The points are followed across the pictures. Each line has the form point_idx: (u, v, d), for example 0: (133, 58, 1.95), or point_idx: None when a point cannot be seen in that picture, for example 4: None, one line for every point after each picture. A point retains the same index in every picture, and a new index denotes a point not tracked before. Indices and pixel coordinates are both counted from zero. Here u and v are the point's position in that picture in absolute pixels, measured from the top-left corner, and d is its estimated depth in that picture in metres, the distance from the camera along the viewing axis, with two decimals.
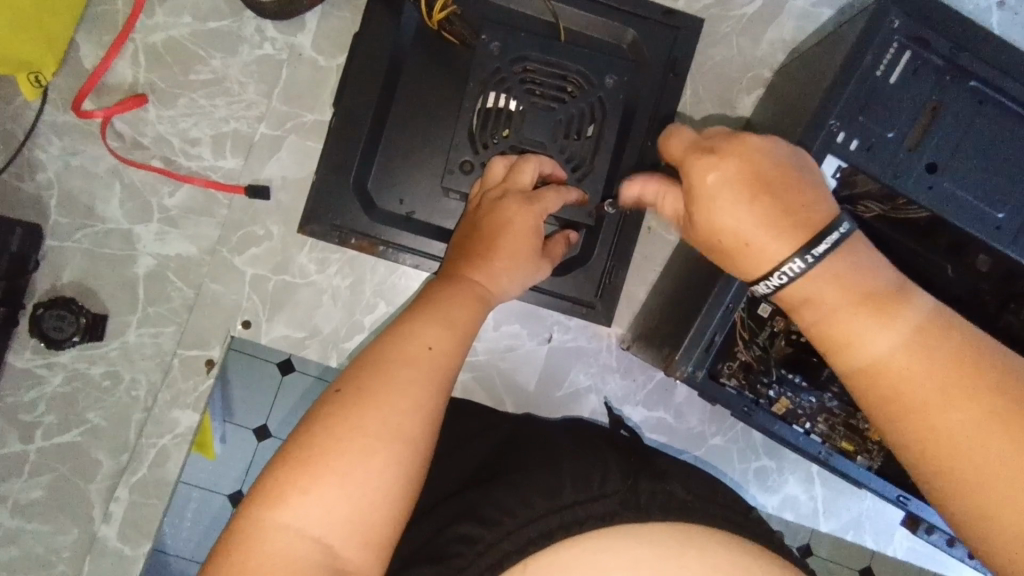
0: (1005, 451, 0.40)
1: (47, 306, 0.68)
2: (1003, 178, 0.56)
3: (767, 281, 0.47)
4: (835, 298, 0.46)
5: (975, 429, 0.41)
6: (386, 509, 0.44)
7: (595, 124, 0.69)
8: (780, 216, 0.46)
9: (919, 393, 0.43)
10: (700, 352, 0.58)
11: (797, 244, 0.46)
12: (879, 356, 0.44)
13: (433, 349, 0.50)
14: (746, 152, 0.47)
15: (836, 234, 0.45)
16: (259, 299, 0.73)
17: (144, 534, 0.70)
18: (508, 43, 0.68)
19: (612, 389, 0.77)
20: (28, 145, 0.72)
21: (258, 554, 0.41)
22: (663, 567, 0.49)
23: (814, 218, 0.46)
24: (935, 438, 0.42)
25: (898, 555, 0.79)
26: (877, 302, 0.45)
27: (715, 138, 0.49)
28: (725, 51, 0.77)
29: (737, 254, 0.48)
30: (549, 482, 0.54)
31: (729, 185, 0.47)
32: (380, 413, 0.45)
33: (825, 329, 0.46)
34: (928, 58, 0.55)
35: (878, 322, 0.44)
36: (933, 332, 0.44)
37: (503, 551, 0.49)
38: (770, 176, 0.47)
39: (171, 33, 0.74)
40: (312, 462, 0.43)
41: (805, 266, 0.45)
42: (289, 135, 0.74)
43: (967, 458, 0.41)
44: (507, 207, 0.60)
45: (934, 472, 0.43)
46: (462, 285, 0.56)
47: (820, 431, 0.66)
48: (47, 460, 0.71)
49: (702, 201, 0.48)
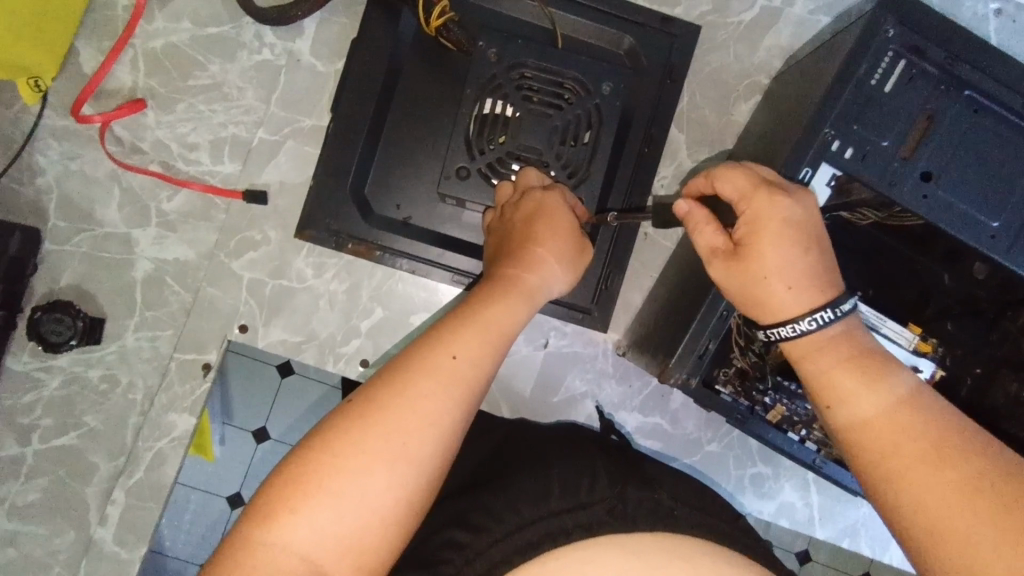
0: (996, 511, 0.39)
1: (46, 309, 0.68)
2: (998, 187, 0.56)
3: (791, 325, 0.48)
4: (835, 354, 0.48)
5: (961, 488, 0.40)
6: (378, 533, 0.43)
7: (592, 130, 0.70)
8: (819, 270, 0.49)
9: (908, 448, 0.43)
10: (693, 360, 0.59)
11: (825, 298, 0.48)
12: (873, 413, 0.45)
13: (457, 360, 0.48)
14: (804, 203, 0.49)
15: (854, 298, 0.49)
16: (256, 304, 0.73)
17: (140, 537, 0.71)
18: (505, 49, 0.68)
19: (609, 395, 0.77)
20: (29, 149, 0.72)
21: (241, 571, 0.41)
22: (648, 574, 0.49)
23: (835, 282, 0.49)
24: (924, 497, 0.41)
25: (894, 563, 0.79)
26: (872, 364, 0.47)
27: (784, 182, 0.51)
28: (723, 57, 0.77)
29: (769, 293, 0.49)
30: (537, 489, 0.54)
31: (790, 229, 0.49)
32: (385, 433, 0.45)
33: (822, 381, 0.48)
34: (923, 67, 0.55)
35: (871, 380, 0.46)
36: (921, 398, 0.45)
37: (491, 559, 0.49)
38: (814, 231, 0.49)
39: (171, 38, 0.75)
40: (307, 480, 0.43)
41: (832, 319, 0.47)
42: (287, 140, 0.75)
43: (951, 514, 0.40)
44: (541, 211, 0.61)
45: (920, 531, 0.41)
46: (506, 285, 0.55)
47: (817, 438, 0.65)
48: (44, 462, 0.71)
49: (762, 236, 0.49)
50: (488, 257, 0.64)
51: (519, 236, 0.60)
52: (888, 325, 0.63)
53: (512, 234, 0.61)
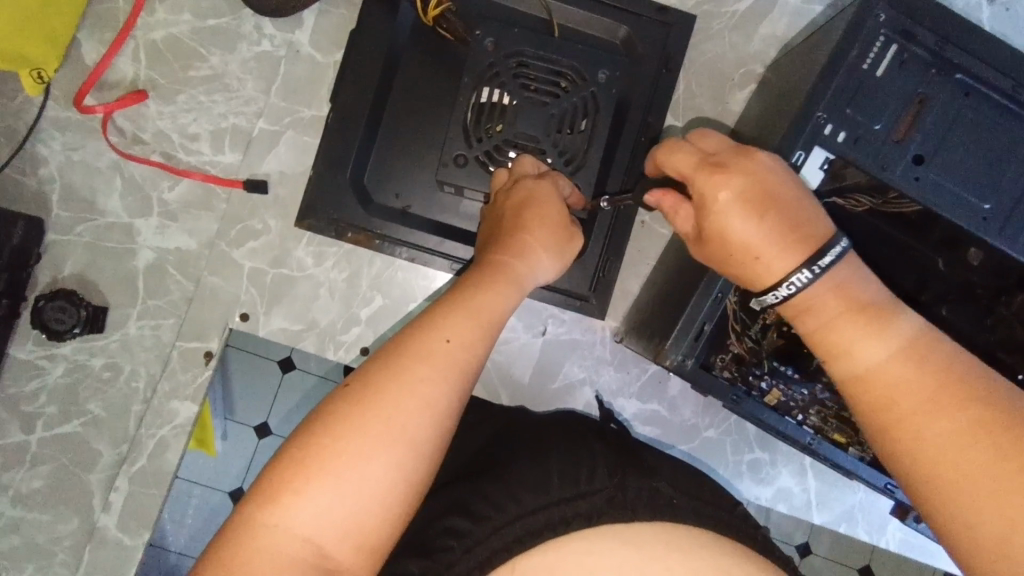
0: (992, 459, 0.39)
1: (49, 298, 0.69)
2: (989, 170, 0.56)
3: (773, 292, 0.48)
4: (834, 307, 0.47)
5: (957, 437, 0.40)
6: (380, 514, 0.44)
7: (588, 118, 0.70)
8: (786, 233, 0.47)
9: (904, 400, 0.43)
10: (689, 341, 0.59)
11: (801, 257, 0.47)
12: (870, 364, 0.45)
13: (451, 343, 0.48)
14: (751, 174, 0.49)
15: (837, 247, 0.47)
16: (257, 292, 0.74)
17: (142, 523, 0.71)
18: (502, 38, 0.69)
19: (607, 382, 0.78)
20: (32, 140, 0.73)
21: (247, 551, 0.41)
22: (646, 568, 0.50)
23: (815, 235, 0.48)
24: (921, 446, 0.41)
25: (890, 548, 0.79)
26: (871, 314, 0.46)
27: (724, 153, 0.51)
28: (718, 46, 0.78)
29: (742, 269, 0.49)
30: (537, 477, 0.55)
31: (738, 203, 0.48)
32: (384, 413, 0.44)
33: (821, 335, 0.47)
34: (914, 51, 0.56)
35: (871, 332, 0.45)
36: (922, 344, 0.44)
37: (491, 549, 0.50)
38: (774, 196, 0.48)
39: (172, 30, 0.76)
40: (309, 459, 0.43)
41: (811, 279, 0.47)
42: (287, 131, 0.75)
43: (943, 463, 0.40)
44: (530, 195, 0.61)
45: (915, 479, 0.42)
46: (498, 271, 0.56)
47: (812, 423, 0.67)
48: (48, 450, 0.72)
49: (713, 217, 0.49)
50: (480, 242, 0.64)
51: (509, 221, 0.61)
52: None
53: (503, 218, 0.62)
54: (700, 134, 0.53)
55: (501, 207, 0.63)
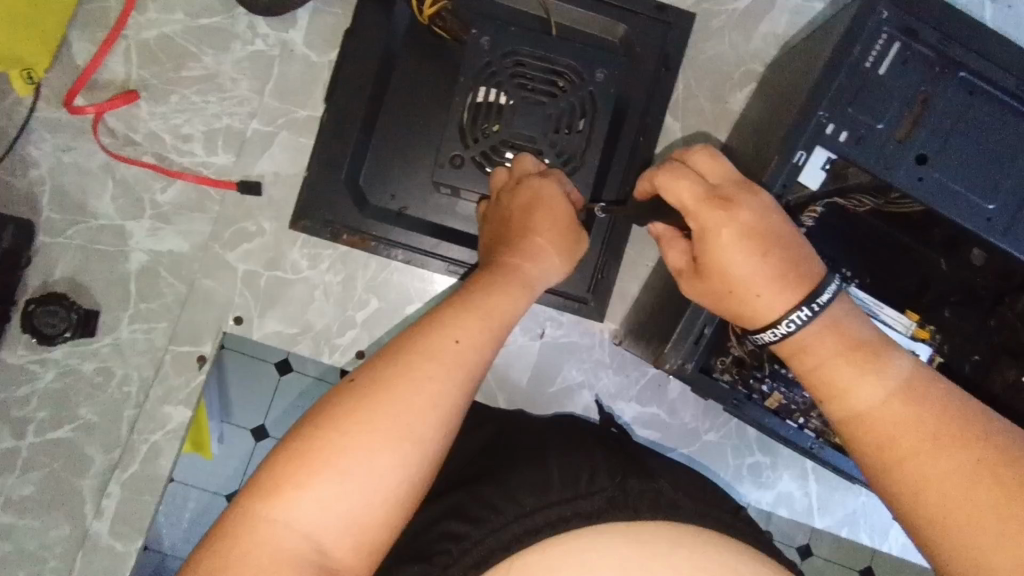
0: (993, 500, 0.41)
1: (39, 302, 0.68)
2: (993, 169, 0.55)
3: (773, 329, 0.48)
4: (829, 347, 0.48)
5: (962, 477, 0.42)
6: (384, 511, 0.42)
7: (586, 118, 0.69)
8: (785, 273, 0.48)
9: (908, 440, 0.44)
10: (690, 344, 0.58)
11: (800, 295, 0.48)
12: (870, 405, 0.46)
13: (460, 344, 0.47)
14: (753, 210, 0.49)
15: (831, 287, 0.48)
16: (251, 295, 0.73)
17: (135, 530, 0.70)
18: (498, 37, 0.68)
19: (605, 385, 0.77)
20: (22, 140, 0.72)
21: (246, 544, 0.40)
22: (651, 566, 0.48)
23: (809, 276, 0.49)
24: (927, 487, 0.43)
25: (893, 552, 0.78)
26: (865, 353, 0.47)
27: (727, 187, 0.50)
28: (718, 46, 0.77)
29: (740, 306, 0.49)
30: (536, 480, 0.54)
31: (739, 240, 0.48)
32: (392, 410, 0.43)
33: (817, 375, 0.48)
34: (917, 49, 0.55)
35: (867, 370, 0.46)
36: (919, 384, 0.46)
37: (488, 549, 0.48)
38: (770, 233, 0.49)
39: (164, 29, 0.75)
40: (314, 453, 0.42)
41: (810, 317, 0.48)
42: (281, 131, 0.74)
43: (952, 504, 0.42)
44: (536, 196, 0.60)
45: (923, 520, 0.43)
46: (505, 273, 0.55)
47: (816, 425, 0.65)
48: (39, 456, 0.71)
49: (712, 252, 0.50)
50: (484, 244, 0.64)
51: (515, 226, 0.60)
52: (885, 314, 0.62)
53: (509, 221, 0.61)
54: (699, 158, 0.52)
55: (506, 208, 0.61)
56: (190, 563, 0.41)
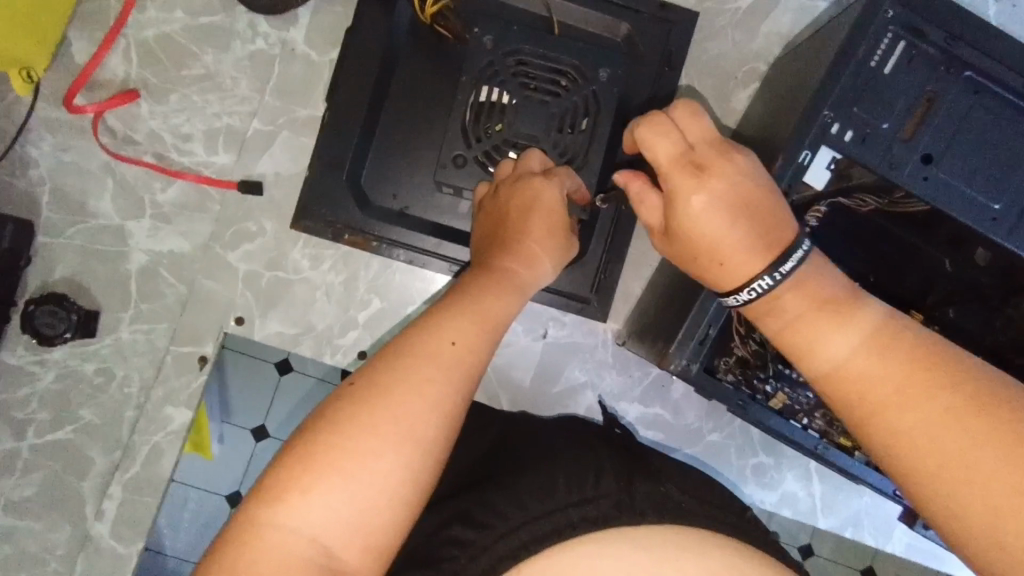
0: (971, 450, 0.38)
1: (40, 302, 0.68)
2: (998, 169, 0.55)
3: (735, 297, 0.46)
4: (797, 304, 0.44)
5: (933, 427, 0.39)
6: (389, 513, 0.42)
7: (589, 117, 0.69)
8: (755, 238, 0.45)
9: (879, 393, 0.41)
10: (694, 346, 0.58)
11: (768, 261, 0.45)
12: (839, 360, 0.43)
13: (456, 346, 0.47)
14: (728, 176, 0.45)
15: (800, 251, 0.44)
16: (253, 296, 0.72)
17: (137, 532, 0.70)
18: (501, 36, 0.68)
19: (609, 385, 0.77)
20: (21, 141, 0.72)
21: (254, 552, 0.39)
22: (657, 568, 0.49)
23: (779, 240, 0.45)
24: (902, 441, 0.40)
25: (896, 552, 0.78)
26: (834, 306, 0.44)
27: (703, 149, 0.46)
28: (721, 44, 0.77)
29: (706, 273, 0.47)
30: (542, 483, 0.53)
31: (713, 208, 0.45)
32: (390, 412, 0.43)
33: (786, 335, 0.45)
34: (922, 48, 0.55)
35: (835, 323, 0.43)
36: (889, 332, 0.42)
37: (497, 554, 0.48)
38: (747, 199, 0.45)
39: (164, 28, 0.74)
40: (316, 460, 0.41)
41: (773, 283, 0.44)
42: (282, 131, 0.74)
43: (928, 457, 0.39)
44: (527, 192, 0.59)
45: (901, 475, 0.41)
46: (499, 277, 0.54)
47: (818, 426, 0.66)
48: (40, 457, 0.70)
49: (683, 219, 0.46)
50: (475, 236, 0.63)
51: (508, 226, 0.59)
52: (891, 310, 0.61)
53: (502, 220, 0.60)
54: (686, 108, 0.47)
55: (500, 205, 0.61)
56: (198, 572, 0.40)
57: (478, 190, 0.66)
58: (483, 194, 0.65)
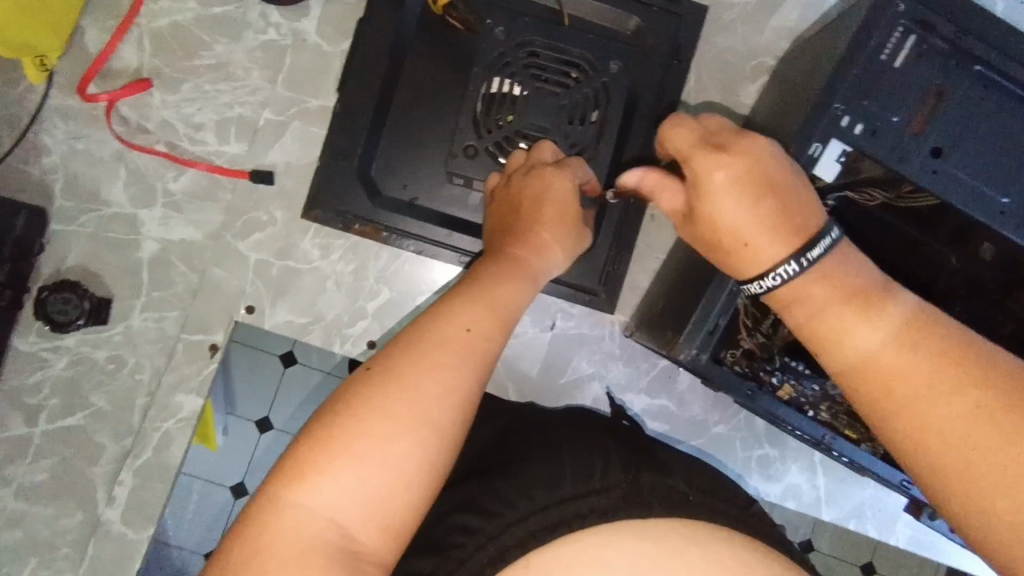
0: (1000, 447, 0.39)
1: (52, 289, 0.68)
2: (1006, 162, 0.55)
3: (760, 282, 0.48)
4: (823, 295, 0.46)
5: (963, 425, 0.40)
6: (406, 496, 0.42)
7: (599, 109, 0.70)
8: (778, 218, 0.47)
9: (908, 388, 0.42)
10: (703, 336, 0.59)
11: (791, 248, 0.47)
12: (868, 352, 0.44)
13: (470, 332, 0.47)
14: (747, 157, 0.48)
15: (828, 238, 0.47)
16: (263, 284, 0.73)
17: (147, 517, 0.71)
18: (513, 27, 0.69)
19: (616, 377, 0.77)
20: (35, 129, 0.72)
21: (272, 531, 0.40)
22: (664, 565, 0.49)
23: (803, 223, 0.48)
24: (930, 435, 0.41)
25: (899, 545, 0.79)
26: (862, 299, 0.46)
27: (717, 141, 0.50)
28: (729, 39, 0.77)
29: (730, 255, 0.50)
30: (551, 471, 0.54)
31: (733, 186, 0.48)
32: (406, 396, 0.43)
33: (811, 325, 0.47)
34: (932, 42, 0.55)
35: (863, 316, 0.45)
36: (920, 327, 0.44)
37: (505, 543, 0.49)
38: (771, 179, 0.48)
39: (176, 17, 0.75)
40: (334, 442, 0.42)
41: (798, 270, 0.47)
42: (293, 121, 0.74)
43: (955, 451, 0.40)
44: (543, 182, 0.60)
45: (926, 469, 0.42)
46: (513, 264, 0.55)
47: (823, 418, 0.66)
48: (51, 443, 0.71)
49: (705, 200, 0.49)
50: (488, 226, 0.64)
51: (521, 216, 0.60)
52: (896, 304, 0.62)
53: (514, 208, 0.60)
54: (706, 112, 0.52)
55: (515, 194, 0.61)
56: (217, 553, 0.41)
57: (489, 179, 0.67)
58: (495, 184, 0.65)
